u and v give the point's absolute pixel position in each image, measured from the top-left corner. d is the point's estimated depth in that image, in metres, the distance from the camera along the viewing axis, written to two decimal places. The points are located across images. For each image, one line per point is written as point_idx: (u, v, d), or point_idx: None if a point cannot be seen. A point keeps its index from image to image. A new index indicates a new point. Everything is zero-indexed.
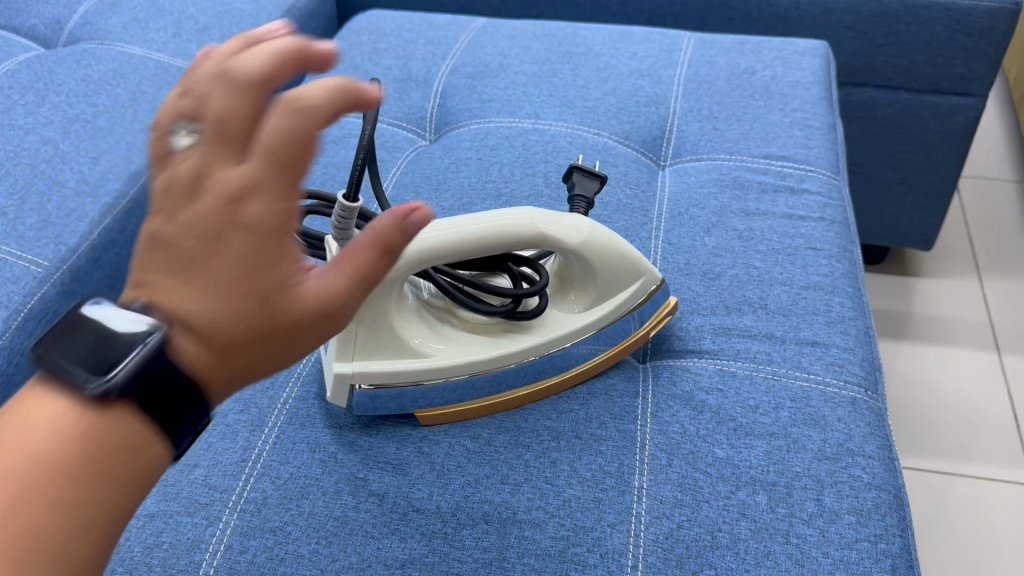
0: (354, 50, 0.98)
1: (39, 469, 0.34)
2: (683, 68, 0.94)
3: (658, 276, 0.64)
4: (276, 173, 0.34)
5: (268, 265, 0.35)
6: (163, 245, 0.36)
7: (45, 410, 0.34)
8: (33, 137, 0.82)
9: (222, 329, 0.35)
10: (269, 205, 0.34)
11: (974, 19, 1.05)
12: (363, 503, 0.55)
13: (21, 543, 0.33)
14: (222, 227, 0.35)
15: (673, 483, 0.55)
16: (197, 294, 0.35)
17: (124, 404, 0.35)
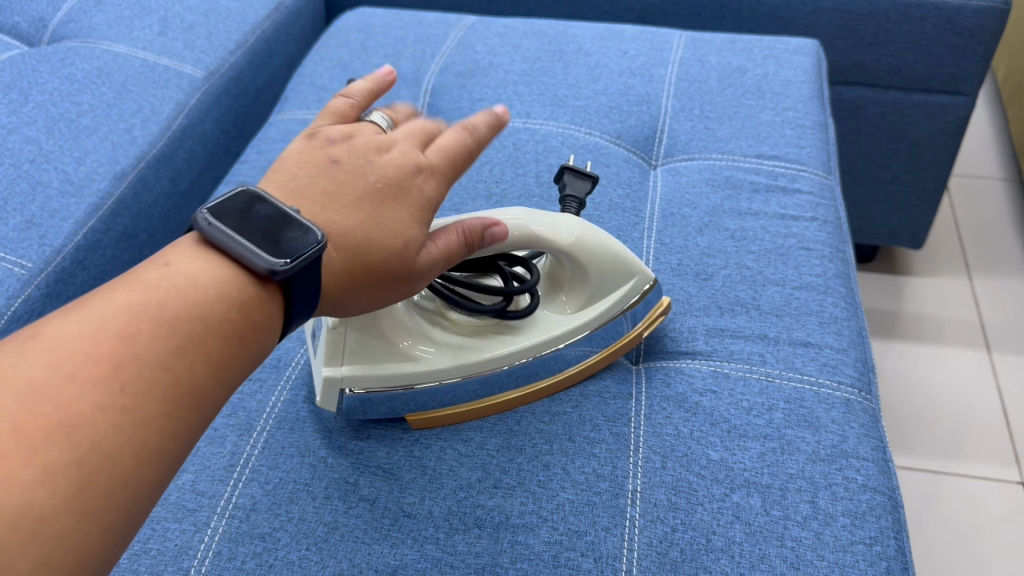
0: (343, 48, 0.97)
1: (183, 356, 0.39)
2: (675, 67, 0.93)
3: (650, 275, 0.63)
4: (448, 173, 0.53)
5: (414, 219, 0.50)
6: (346, 184, 0.50)
7: (194, 306, 0.41)
8: (17, 137, 0.81)
9: (372, 252, 0.47)
10: (433, 189, 0.52)
11: (964, 18, 1.05)
12: (354, 508, 0.54)
13: (158, 420, 0.37)
14: (399, 187, 0.50)
15: (667, 486, 0.55)
16: (346, 223, 0.48)
17: (256, 313, 0.43)
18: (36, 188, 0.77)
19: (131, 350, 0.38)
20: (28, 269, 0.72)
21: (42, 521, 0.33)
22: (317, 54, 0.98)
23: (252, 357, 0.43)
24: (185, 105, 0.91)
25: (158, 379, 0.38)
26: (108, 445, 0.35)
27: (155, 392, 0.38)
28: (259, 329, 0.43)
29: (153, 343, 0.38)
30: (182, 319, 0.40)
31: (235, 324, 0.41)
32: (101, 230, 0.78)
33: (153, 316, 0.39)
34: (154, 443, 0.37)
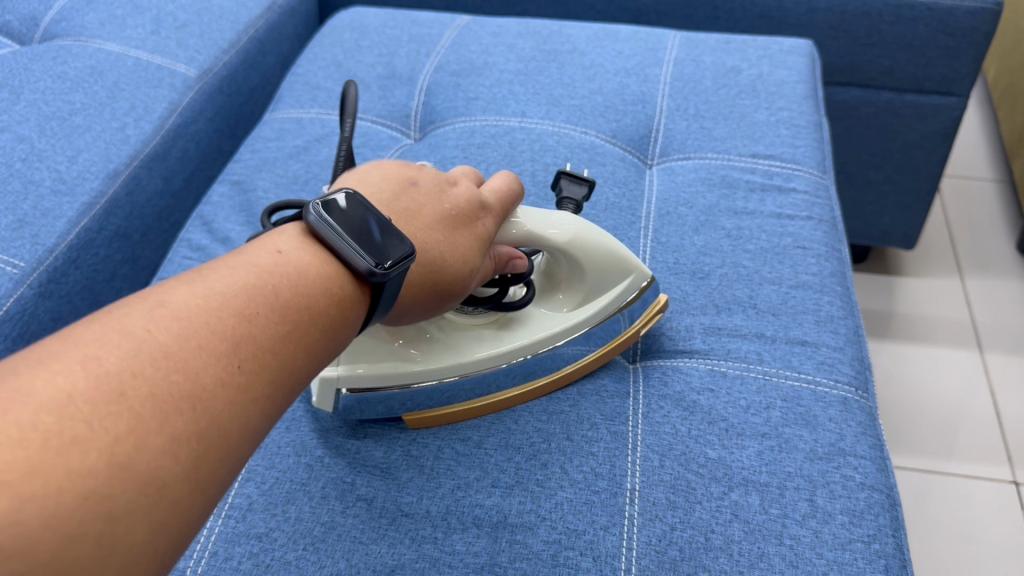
0: (337, 47, 0.97)
1: (289, 343, 0.41)
2: (669, 67, 0.93)
3: (647, 273, 0.63)
4: (511, 216, 0.56)
5: (481, 250, 0.53)
6: (425, 208, 0.52)
7: (300, 297, 0.43)
8: (8, 136, 0.80)
9: (445, 273, 0.51)
10: (496, 224, 0.55)
11: (957, 19, 1.06)
12: (351, 508, 0.53)
13: (261, 404, 0.39)
14: (468, 218, 0.53)
15: (666, 485, 0.55)
16: (422, 246, 0.51)
17: (346, 311, 0.45)
18: (28, 186, 0.77)
19: (247, 332, 0.40)
20: (21, 268, 0.71)
21: (164, 486, 0.34)
22: (311, 54, 0.97)
23: (335, 352, 0.45)
24: (179, 104, 0.90)
25: (265, 363, 0.40)
26: (222, 421, 0.37)
27: (262, 376, 0.39)
28: (347, 326, 0.45)
29: (266, 328, 0.41)
30: (291, 307, 0.42)
31: (330, 319, 0.44)
32: (94, 229, 0.78)
33: (266, 303, 0.41)
34: (255, 425, 0.39)
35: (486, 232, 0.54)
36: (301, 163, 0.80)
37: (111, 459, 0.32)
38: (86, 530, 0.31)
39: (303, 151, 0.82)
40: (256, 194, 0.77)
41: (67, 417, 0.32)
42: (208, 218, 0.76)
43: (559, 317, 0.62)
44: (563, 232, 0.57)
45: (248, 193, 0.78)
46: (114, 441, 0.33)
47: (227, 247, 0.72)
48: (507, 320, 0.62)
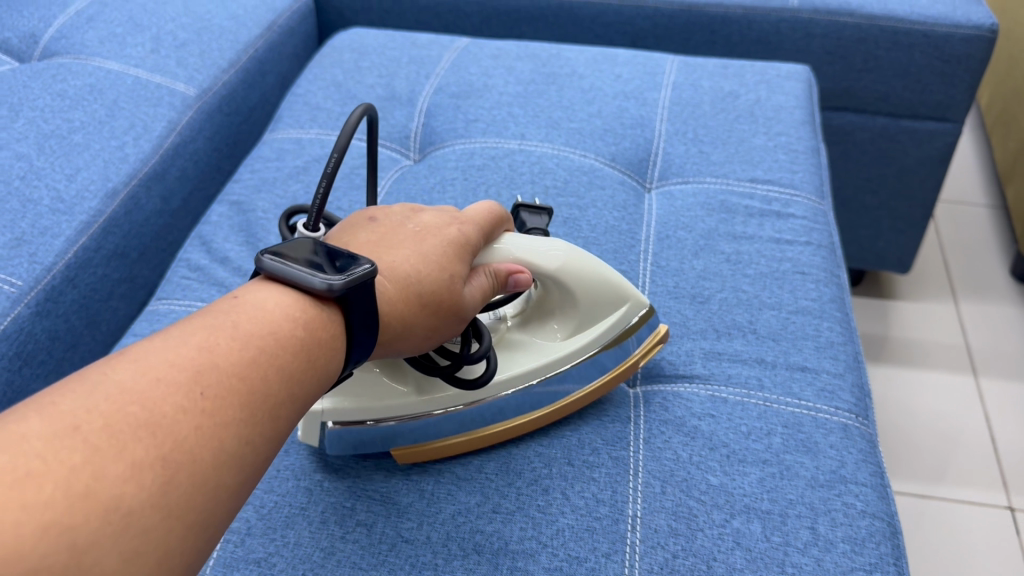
0: (337, 68, 0.97)
1: (258, 366, 0.39)
2: (668, 91, 0.94)
3: (642, 300, 0.63)
4: (488, 226, 0.56)
5: (459, 257, 0.52)
6: (393, 235, 0.53)
7: (262, 323, 0.41)
8: (7, 153, 0.80)
9: (423, 284, 0.50)
10: (475, 234, 0.55)
11: (951, 46, 1.07)
12: (351, 533, 0.53)
13: (235, 427, 0.37)
14: (440, 233, 0.53)
15: (668, 511, 0.54)
16: (403, 265, 0.50)
17: (322, 331, 0.43)
18: (27, 205, 0.77)
19: (207, 358, 0.38)
20: (18, 287, 0.71)
21: (129, 515, 0.32)
22: (311, 74, 0.97)
23: (323, 373, 0.43)
24: (178, 123, 0.90)
25: (234, 386, 0.38)
26: (191, 446, 0.35)
27: (231, 400, 0.37)
28: (327, 346, 0.43)
29: (229, 351, 0.39)
30: (255, 334, 0.40)
31: (303, 339, 0.42)
32: (92, 248, 0.77)
33: (229, 331, 0.40)
34: (233, 450, 0.37)
35: (462, 241, 0.53)
36: (300, 184, 0.80)
37: (67, 491, 0.31)
38: (49, 564, 0.29)
39: (302, 172, 0.82)
40: (256, 214, 0.77)
41: (15, 455, 0.31)
42: (207, 238, 0.76)
43: (555, 345, 0.62)
44: (555, 256, 0.57)
45: (248, 213, 0.77)
46: (68, 472, 0.31)
47: (226, 267, 0.72)
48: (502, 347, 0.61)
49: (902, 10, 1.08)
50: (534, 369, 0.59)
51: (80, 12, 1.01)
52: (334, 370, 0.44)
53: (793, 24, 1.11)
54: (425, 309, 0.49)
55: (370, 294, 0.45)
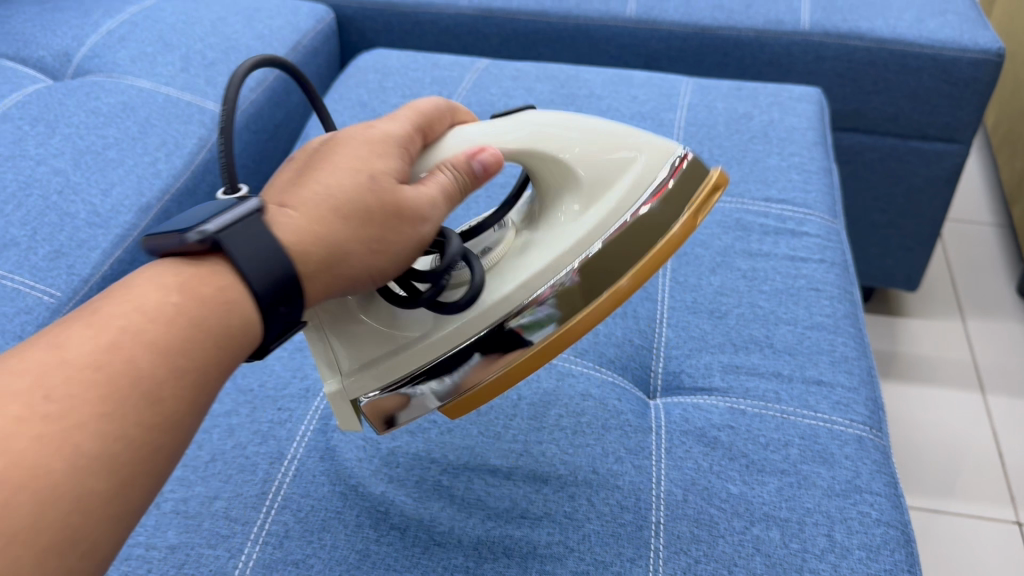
0: (361, 88, 1.00)
1: (116, 350, 0.38)
2: (683, 112, 0.96)
3: (666, 145, 0.52)
4: (417, 110, 0.48)
5: (376, 153, 0.46)
6: (306, 163, 0.48)
7: (127, 301, 0.40)
8: (44, 169, 0.83)
9: (334, 197, 0.45)
10: (398, 124, 0.47)
11: (959, 69, 1.09)
12: (385, 536, 0.55)
13: (93, 425, 0.36)
14: (352, 138, 0.47)
15: (690, 519, 0.56)
16: (317, 188, 0.45)
17: (200, 287, 0.41)
18: (64, 219, 0.79)
19: (55, 356, 0.37)
20: (57, 297, 0.73)
21: None
22: (336, 93, 1.00)
23: (216, 337, 0.41)
24: (207, 140, 0.93)
25: (88, 379, 0.37)
26: (31, 458, 0.34)
27: (85, 393, 0.36)
28: (211, 303, 0.41)
29: (81, 343, 0.38)
30: (113, 318, 0.39)
31: (176, 306, 0.40)
32: (127, 260, 0.80)
33: (83, 321, 0.39)
34: (92, 452, 0.36)
35: (377, 135, 0.47)
36: None
37: None
38: None
39: None
40: None
41: None
42: None
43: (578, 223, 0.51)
44: (511, 129, 0.49)
45: None
46: None
47: None
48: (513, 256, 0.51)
49: (910, 35, 1.10)
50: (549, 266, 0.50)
51: (111, 32, 1.04)
52: (236, 326, 0.41)
53: (804, 47, 1.13)
54: (345, 222, 0.45)
55: (254, 227, 0.42)
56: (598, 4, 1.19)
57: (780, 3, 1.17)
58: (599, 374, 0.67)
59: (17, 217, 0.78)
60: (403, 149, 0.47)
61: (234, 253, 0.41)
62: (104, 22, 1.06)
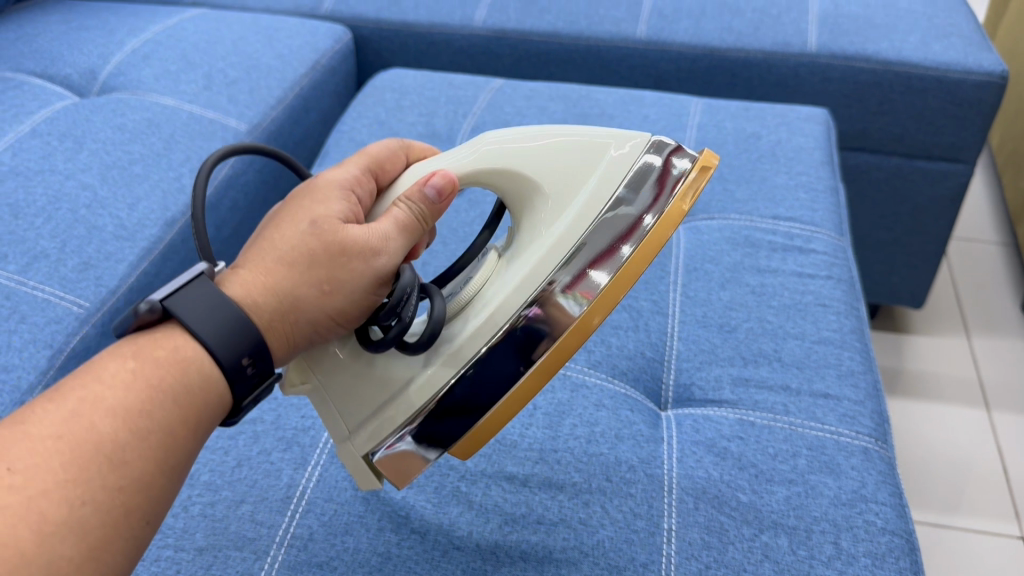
0: (379, 107, 1.03)
1: (78, 419, 0.43)
2: (693, 131, 0.99)
3: (634, 137, 0.51)
4: (361, 159, 0.54)
5: (320, 202, 0.52)
6: (268, 225, 0.55)
7: (88, 374, 0.45)
8: (73, 183, 0.85)
9: (281, 248, 0.51)
10: (341, 172, 0.53)
11: (963, 91, 1.11)
12: (406, 540, 0.57)
13: (58, 490, 0.41)
14: (302, 194, 0.54)
15: (701, 526, 0.58)
16: (275, 243, 0.51)
17: (156, 351, 0.46)
18: (92, 232, 0.82)
19: (21, 431, 0.42)
20: (86, 307, 0.75)
21: None
22: (354, 111, 1.03)
23: (175, 397, 0.45)
24: (230, 156, 0.95)
25: (51, 448, 0.41)
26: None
27: (50, 462, 0.41)
28: (167, 364, 0.46)
29: (44, 416, 0.42)
30: (76, 389, 0.44)
31: (133, 371, 0.45)
32: (152, 272, 0.82)
33: (46, 396, 0.44)
34: (58, 515, 0.40)
35: (322, 184, 0.53)
36: None
37: None
38: None
39: None
40: None
41: None
42: None
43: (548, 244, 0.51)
44: (464, 153, 0.51)
45: None
46: None
47: None
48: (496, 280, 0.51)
49: (916, 57, 1.13)
50: (523, 280, 0.49)
51: (135, 51, 1.07)
52: (194, 384, 0.46)
53: (811, 68, 1.16)
54: (293, 267, 0.50)
55: (203, 288, 0.48)
56: (609, 25, 1.22)
57: (788, 25, 1.20)
58: (612, 385, 0.69)
59: (47, 230, 0.81)
60: (347, 194, 0.52)
61: (181, 316, 0.47)
62: (128, 41, 1.09)
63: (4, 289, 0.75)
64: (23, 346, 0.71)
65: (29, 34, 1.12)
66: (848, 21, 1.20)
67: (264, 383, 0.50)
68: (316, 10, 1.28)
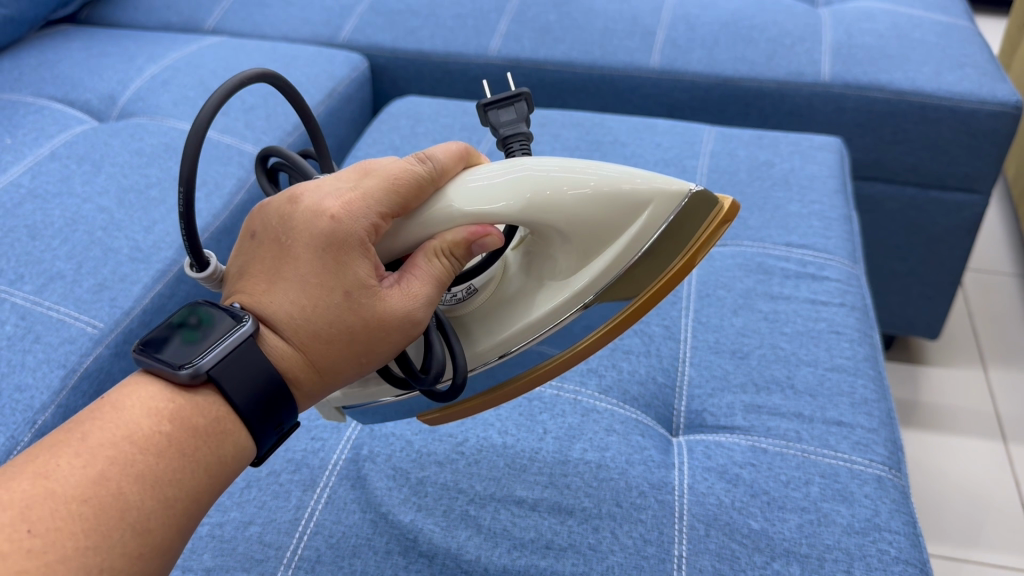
0: (393, 133, 1.04)
1: (106, 481, 0.42)
2: (706, 159, 0.99)
3: (675, 188, 0.48)
4: (381, 197, 0.46)
5: (344, 265, 0.47)
6: (278, 256, 0.48)
7: (117, 429, 0.44)
8: (90, 207, 0.86)
9: (314, 323, 0.48)
10: (363, 222, 0.46)
11: (978, 121, 1.11)
12: (413, 563, 0.57)
13: (77, 558, 0.40)
14: (318, 236, 0.47)
15: (712, 553, 0.58)
16: (299, 309, 0.48)
17: (194, 419, 0.46)
18: (108, 254, 0.82)
19: (44, 488, 0.41)
20: (100, 327, 0.76)
21: None
22: (370, 138, 1.04)
23: (206, 467, 0.46)
24: (245, 180, 0.96)
25: (75, 512, 0.41)
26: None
27: (73, 527, 0.40)
28: (203, 435, 0.46)
29: (70, 475, 0.42)
30: (104, 446, 0.43)
31: (166, 436, 0.45)
32: (166, 294, 0.82)
33: (73, 449, 0.43)
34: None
35: (346, 239, 0.46)
36: None
37: None
38: None
39: None
40: None
41: None
42: None
43: (572, 277, 0.51)
44: (506, 207, 0.46)
45: None
46: None
47: None
48: (503, 301, 0.54)
49: (930, 87, 1.13)
50: (547, 313, 0.51)
51: (154, 77, 1.09)
52: (228, 455, 0.47)
53: (825, 98, 1.16)
54: (330, 344, 0.48)
55: (246, 356, 0.47)
56: (623, 55, 1.23)
57: (801, 55, 1.20)
58: (623, 410, 0.68)
59: (63, 252, 0.81)
60: (367, 246, 0.47)
61: (227, 386, 0.46)
62: (147, 67, 1.11)
63: (20, 309, 0.76)
64: (36, 366, 0.72)
65: (51, 59, 1.13)
66: (862, 51, 1.20)
67: (291, 432, 0.51)
68: (333, 39, 1.30)
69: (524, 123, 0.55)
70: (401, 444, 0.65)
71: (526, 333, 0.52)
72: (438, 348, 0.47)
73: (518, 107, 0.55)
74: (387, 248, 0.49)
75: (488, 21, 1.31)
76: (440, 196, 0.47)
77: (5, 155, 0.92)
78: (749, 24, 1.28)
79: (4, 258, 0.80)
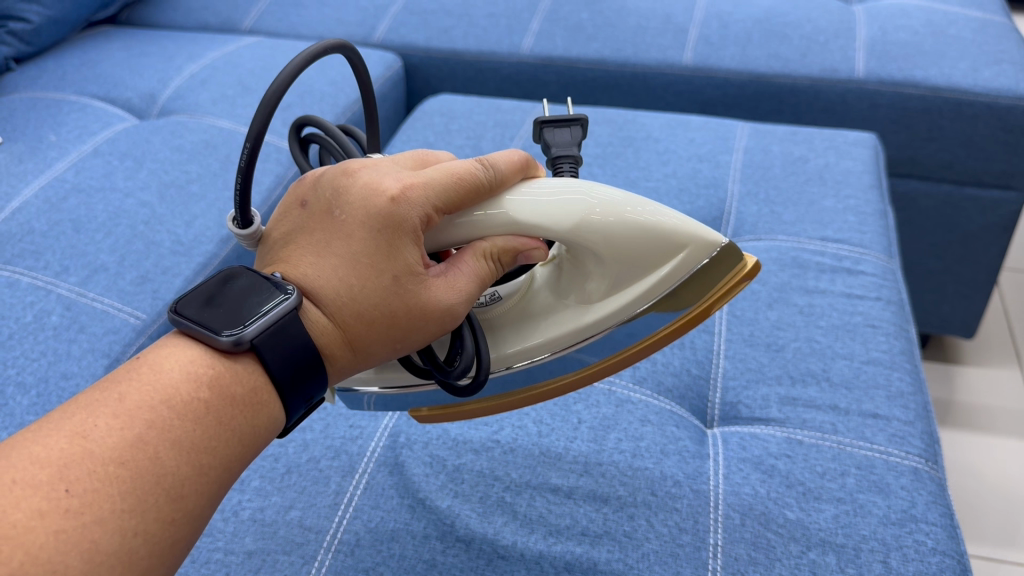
0: (428, 130, 1.05)
1: (145, 446, 0.42)
2: (739, 154, 0.99)
3: (711, 240, 0.49)
4: (441, 191, 0.47)
5: (394, 247, 0.47)
6: (328, 229, 0.49)
7: (154, 391, 0.44)
8: (132, 201, 0.88)
9: (359, 303, 0.48)
10: (419, 211, 0.47)
11: (1015, 116, 1.10)
12: (451, 547, 0.58)
13: (114, 520, 0.40)
14: (374, 214, 0.47)
15: (747, 542, 0.58)
16: (342, 288, 0.48)
17: (232, 387, 0.46)
18: (150, 247, 0.84)
19: (82, 448, 0.41)
20: (142, 318, 0.77)
21: None
22: (404, 135, 1.05)
23: (240, 436, 0.46)
24: (283, 177, 0.98)
25: (111, 474, 0.41)
26: (49, 554, 0.38)
27: (110, 490, 0.40)
28: (239, 404, 0.46)
29: (108, 436, 0.41)
30: (142, 408, 0.43)
31: (204, 403, 0.45)
32: None
33: (110, 409, 0.42)
34: (110, 546, 0.39)
35: (402, 224, 0.47)
36: None
37: None
38: None
39: None
40: None
41: None
42: None
43: (602, 302, 0.53)
44: (555, 224, 0.48)
45: None
46: None
47: None
48: (521, 313, 0.56)
49: (965, 83, 1.12)
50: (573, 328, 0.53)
51: (194, 76, 1.11)
52: (261, 425, 0.47)
53: (859, 94, 1.16)
54: (371, 326, 0.49)
55: (291, 327, 0.47)
56: (655, 52, 1.23)
57: (835, 52, 1.20)
58: (657, 401, 0.69)
59: (106, 245, 0.83)
60: (418, 233, 0.47)
61: (267, 356, 0.47)
62: (186, 67, 1.13)
63: (65, 300, 0.78)
64: (81, 355, 0.73)
65: (93, 59, 1.16)
66: (897, 47, 1.20)
67: (318, 404, 0.52)
68: (367, 38, 1.31)
69: (575, 148, 0.57)
70: (438, 433, 0.66)
71: (545, 347, 0.54)
72: (469, 339, 0.49)
73: (573, 130, 0.58)
74: (434, 242, 0.50)
75: (521, 20, 1.32)
76: (495, 201, 0.49)
77: (50, 151, 0.94)
78: (783, 21, 1.27)
79: (49, 251, 0.82)
